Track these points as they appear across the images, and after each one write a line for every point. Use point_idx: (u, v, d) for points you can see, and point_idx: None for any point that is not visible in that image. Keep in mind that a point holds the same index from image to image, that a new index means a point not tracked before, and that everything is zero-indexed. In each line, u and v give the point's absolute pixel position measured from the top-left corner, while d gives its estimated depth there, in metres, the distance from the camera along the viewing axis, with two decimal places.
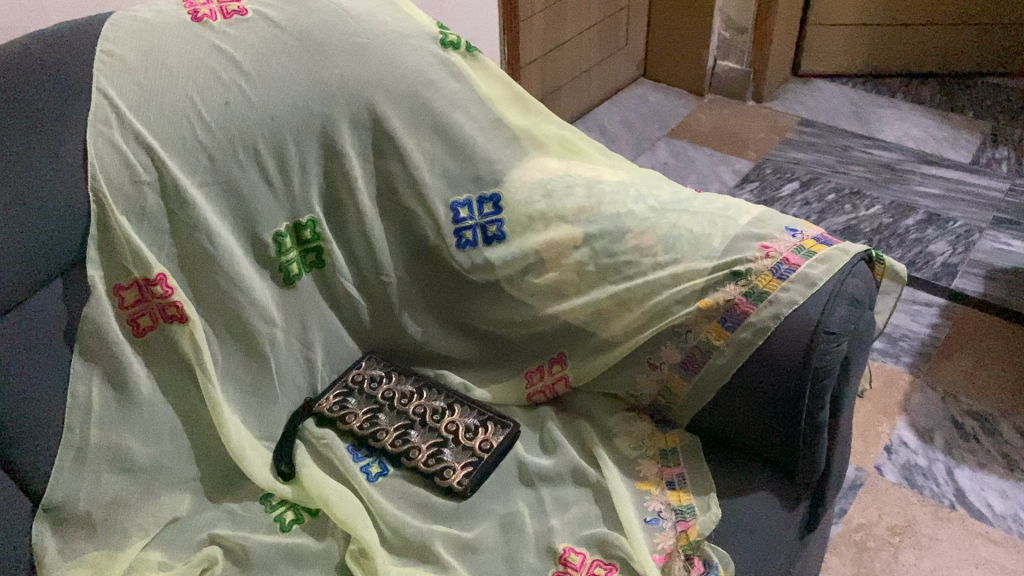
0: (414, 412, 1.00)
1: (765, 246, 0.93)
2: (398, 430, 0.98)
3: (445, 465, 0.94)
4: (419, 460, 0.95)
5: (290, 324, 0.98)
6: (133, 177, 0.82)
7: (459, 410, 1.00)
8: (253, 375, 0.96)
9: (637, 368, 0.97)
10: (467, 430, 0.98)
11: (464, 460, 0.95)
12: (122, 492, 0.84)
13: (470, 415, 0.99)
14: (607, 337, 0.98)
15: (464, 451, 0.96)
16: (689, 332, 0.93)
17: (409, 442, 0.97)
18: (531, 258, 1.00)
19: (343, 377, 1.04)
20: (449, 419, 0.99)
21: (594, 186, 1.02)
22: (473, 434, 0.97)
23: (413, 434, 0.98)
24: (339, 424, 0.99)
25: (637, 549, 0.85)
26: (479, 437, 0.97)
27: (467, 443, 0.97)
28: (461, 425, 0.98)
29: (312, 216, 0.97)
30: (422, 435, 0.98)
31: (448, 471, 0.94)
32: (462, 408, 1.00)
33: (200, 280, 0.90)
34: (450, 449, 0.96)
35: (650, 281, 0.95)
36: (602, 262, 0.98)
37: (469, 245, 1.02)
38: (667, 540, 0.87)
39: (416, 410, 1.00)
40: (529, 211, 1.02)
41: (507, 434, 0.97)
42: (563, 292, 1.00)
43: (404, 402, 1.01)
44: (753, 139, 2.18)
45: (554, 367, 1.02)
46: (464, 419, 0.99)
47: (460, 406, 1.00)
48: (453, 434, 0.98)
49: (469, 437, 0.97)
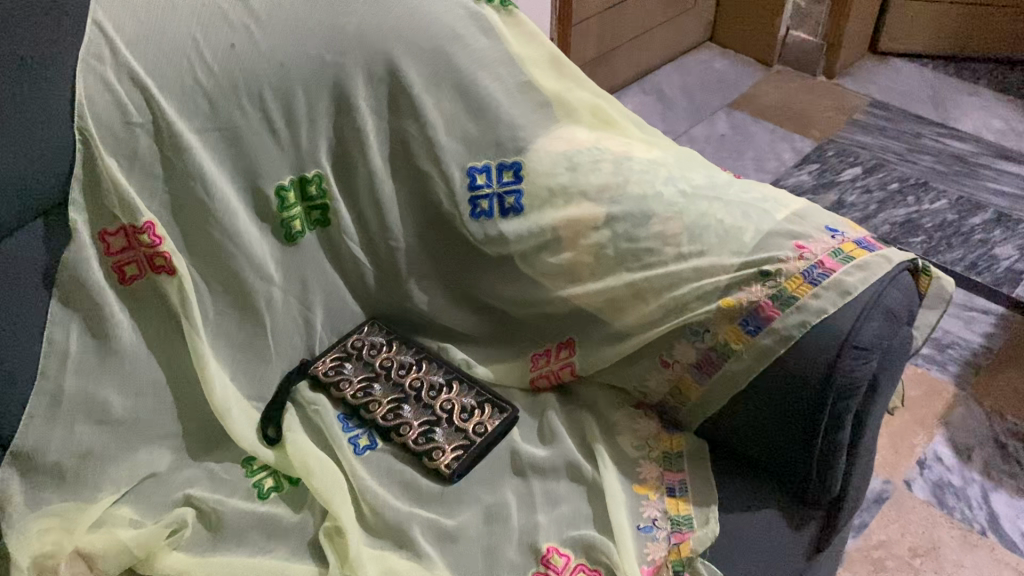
0: (410, 386, 0.95)
1: (799, 245, 0.85)
2: (391, 401, 0.94)
3: (434, 445, 0.90)
4: (409, 437, 0.91)
5: (289, 283, 0.94)
6: (125, 118, 0.78)
7: (457, 388, 0.95)
8: (245, 333, 0.92)
9: (647, 363, 0.91)
10: (463, 410, 0.93)
11: (455, 442, 0.90)
12: (97, 444, 0.82)
13: (468, 396, 0.95)
14: (619, 327, 0.91)
15: (456, 433, 0.91)
16: (708, 333, 0.86)
17: (401, 418, 0.92)
18: (548, 235, 0.95)
19: (342, 340, 1.00)
20: (446, 396, 0.94)
21: (622, 163, 0.95)
22: (468, 416, 0.93)
23: (406, 409, 0.93)
24: (332, 389, 0.95)
25: (624, 557, 0.80)
26: (475, 419, 0.92)
27: (460, 424, 0.92)
28: (457, 404, 0.94)
29: (319, 172, 0.92)
30: (415, 411, 0.93)
31: (437, 452, 0.89)
32: (460, 387, 0.95)
33: (193, 230, 0.85)
34: (442, 429, 0.91)
35: (670, 272, 0.88)
36: (622, 246, 0.91)
37: (483, 215, 0.96)
38: (658, 551, 0.81)
39: (412, 383, 0.95)
40: (551, 184, 0.96)
41: (504, 420, 0.92)
42: (577, 274, 0.93)
43: (401, 373, 0.97)
44: (820, 117, 2.06)
45: (561, 352, 0.96)
46: (461, 399, 0.94)
47: (459, 384, 0.96)
48: (447, 413, 0.93)
49: (464, 417, 0.92)
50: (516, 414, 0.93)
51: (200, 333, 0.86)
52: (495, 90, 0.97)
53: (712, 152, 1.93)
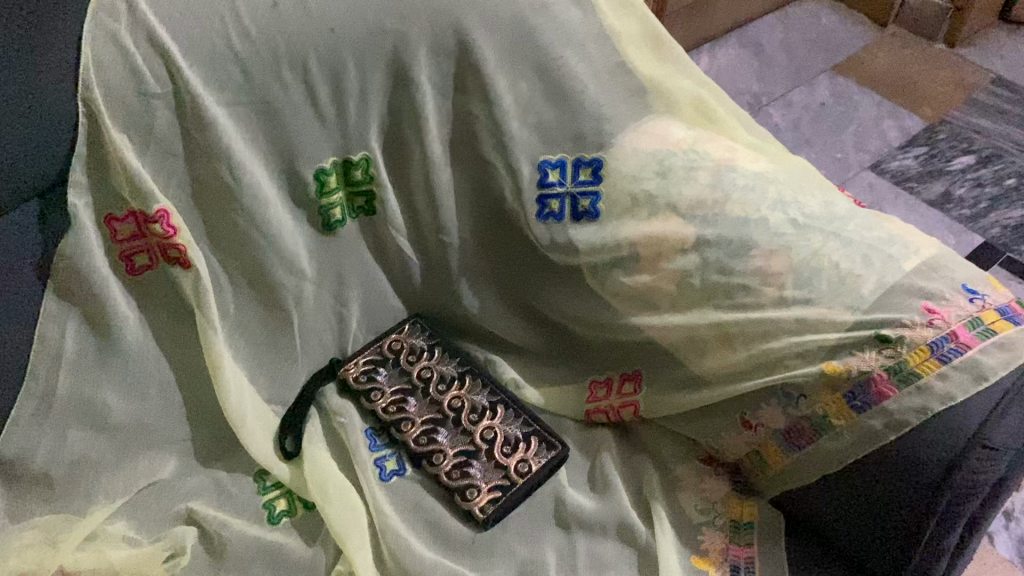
0: (449, 405, 0.84)
1: (928, 308, 0.70)
2: (426, 422, 0.83)
3: (469, 483, 0.79)
4: (442, 469, 0.80)
5: (323, 276, 0.82)
6: (141, 88, 0.65)
7: (502, 414, 0.83)
8: (269, 331, 0.81)
9: (724, 418, 0.78)
10: (506, 443, 0.82)
11: (493, 482, 0.79)
12: (91, 451, 0.73)
13: (514, 425, 0.83)
14: (698, 372, 0.79)
15: (496, 469, 0.80)
16: (803, 398, 0.73)
17: (435, 443, 0.81)
18: (624, 251, 0.81)
19: (379, 340, 0.88)
20: (489, 423, 0.83)
21: (723, 174, 0.80)
22: (511, 450, 0.81)
23: (442, 434, 0.82)
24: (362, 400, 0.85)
25: None
26: (518, 455, 0.81)
27: (501, 460, 0.80)
28: (500, 434, 0.82)
29: (366, 154, 0.78)
30: (452, 437, 0.82)
31: (472, 492, 0.79)
32: (505, 412, 0.84)
33: (217, 217, 0.74)
34: (481, 463, 0.80)
35: (766, 320, 0.74)
36: (712, 278, 0.77)
37: (552, 217, 0.83)
38: None
39: (452, 403, 0.84)
40: (636, 191, 0.81)
41: (552, 460, 0.81)
42: (654, 301, 0.80)
43: (440, 389, 0.85)
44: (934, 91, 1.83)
45: (624, 388, 0.84)
46: (505, 428, 0.83)
47: (504, 409, 0.84)
48: (487, 443, 0.81)
49: (506, 452, 0.81)
50: (566, 453, 0.82)
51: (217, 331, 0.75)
52: (582, 73, 0.82)
53: (809, 122, 1.74)
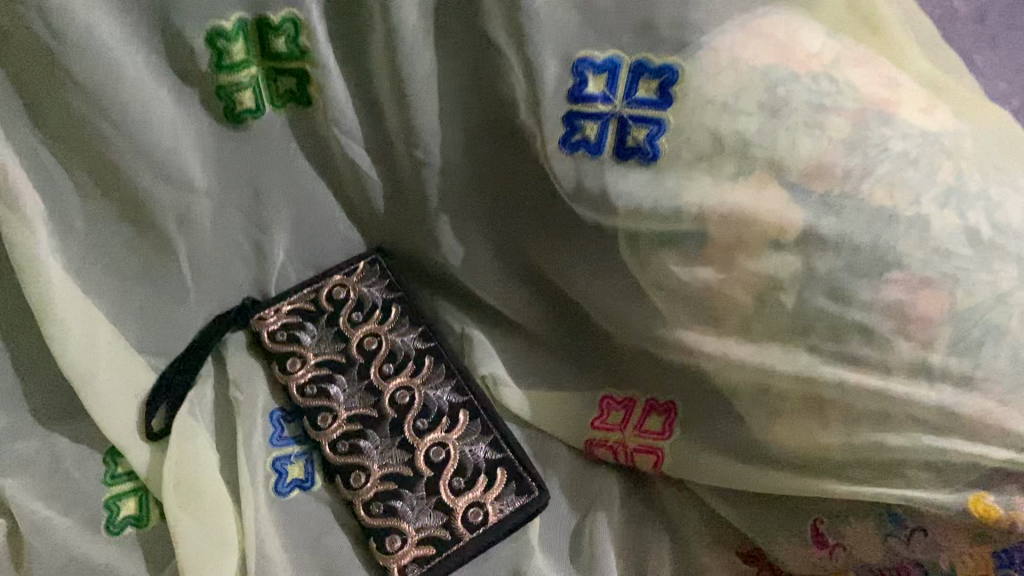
0: (392, 400, 0.59)
1: None
2: (352, 419, 0.59)
3: (393, 526, 0.55)
4: (361, 496, 0.56)
5: (226, 184, 0.56)
6: None
7: (463, 425, 0.58)
8: (141, 255, 0.55)
9: (787, 515, 0.51)
10: (458, 472, 0.57)
11: (426, 532, 0.55)
12: None
13: (476, 446, 0.58)
14: (762, 436, 0.51)
15: (434, 511, 0.56)
16: (922, 534, 0.45)
17: (359, 454, 0.57)
18: (685, 225, 0.50)
19: (316, 282, 0.63)
20: (441, 439, 0.58)
21: (872, 125, 0.48)
22: (465, 485, 0.56)
23: (372, 441, 0.58)
24: (274, 368, 0.61)
25: None
26: (470, 496, 0.56)
27: (446, 498, 0.56)
28: (454, 458, 0.57)
29: (293, 14, 0.49)
30: (385, 449, 0.58)
31: (392, 540, 0.55)
32: (469, 424, 0.59)
33: (35, 89, 0.47)
34: (415, 498, 0.56)
35: (887, 395, 0.45)
36: (813, 302, 0.47)
37: (585, 147, 0.52)
38: None
39: (395, 396, 0.59)
40: (724, 132, 0.49)
41: (521, 511, 0.56)
42: (714, 311, 0.51)
43: (386, 372, 0.60)
44: None
45: (647, 423, 0.57)
46: (462, 450, 0.57)
47: (468, 419, 0.59)
48: (431, 469, 0.57)
49: (455, 487, 0.56)
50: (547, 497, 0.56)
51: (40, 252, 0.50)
52: None
53: None
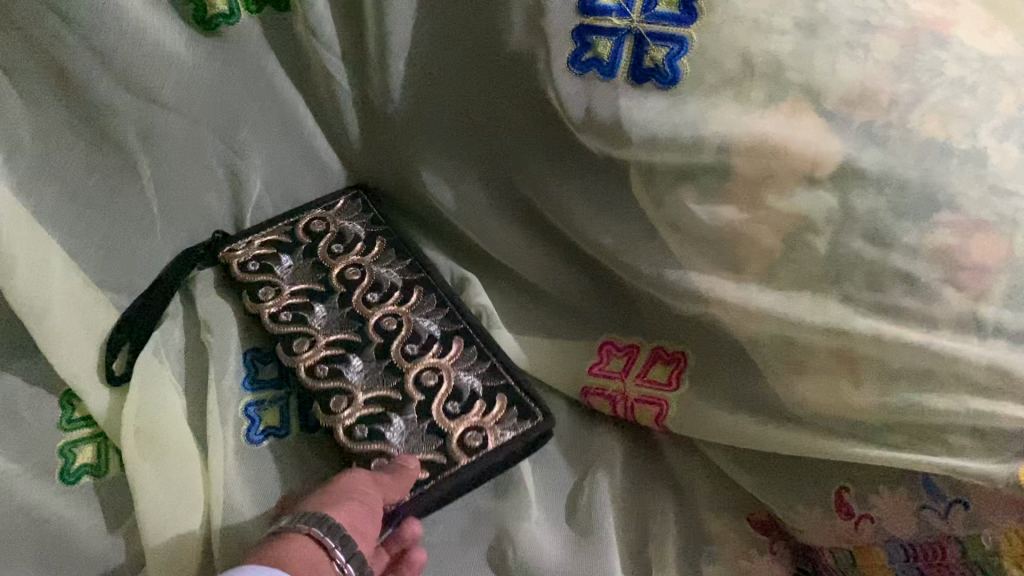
0: (378, 325, 0.54)
1: None
2: (331, 344, 0.53)
3: (379, 448, 0.48)
4: (339, 421, 0.50)
5: (190, 100, 0.50)
6: None
7: (457, 352, 0.53)
8: (101, 178, 0.51)
9: (806, 483, 0.46)
10: (453, 397, 0.51)
11: (417, 456, 0.49)
12: None
13: (471, 372, 0.52)
14: (784, 393, 0.45)
15: (427, 435, 0.49)
16: (965, 507, 0.39)
17: (339, 378, 0.51)
18: (706, 157, 0.45)
19: (294, 215, 0.59)
20: (431, 363, 0.52)
21: (922, 48, 0.43)
22: (460, 409, 0.50)
23: (354, 365, 0.52)
24: (246, 296, 0.55)
25: None
26: (467, 420, 0.50)
27: (439, 420, 0.50)
28: (447, 382, 0.51)
29: None
30: (368, 373, 0.52)
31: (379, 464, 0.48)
32: (464, 351, 0.53)
33: None
34: (403, 421, 0.50)
35: (931, 355, 0.40)
36: (851, 246, 0.42)
37: (597, 70, 0.47)
38: None
39: (379, 322, 0.54)
40: (754, 52, 0.44)
41: (526, 435, 0.50)
42: (736, 254, 0.45)
43: (372, 297, 0.55)
44: None
45: (651, 372, 0.52)
46: (457, 375, 0.52)
47: (462, 346, 0.53)
48: (421, 393, 0.51)
49: (449, 411, 0.50)
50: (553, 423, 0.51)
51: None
52: None
53: None
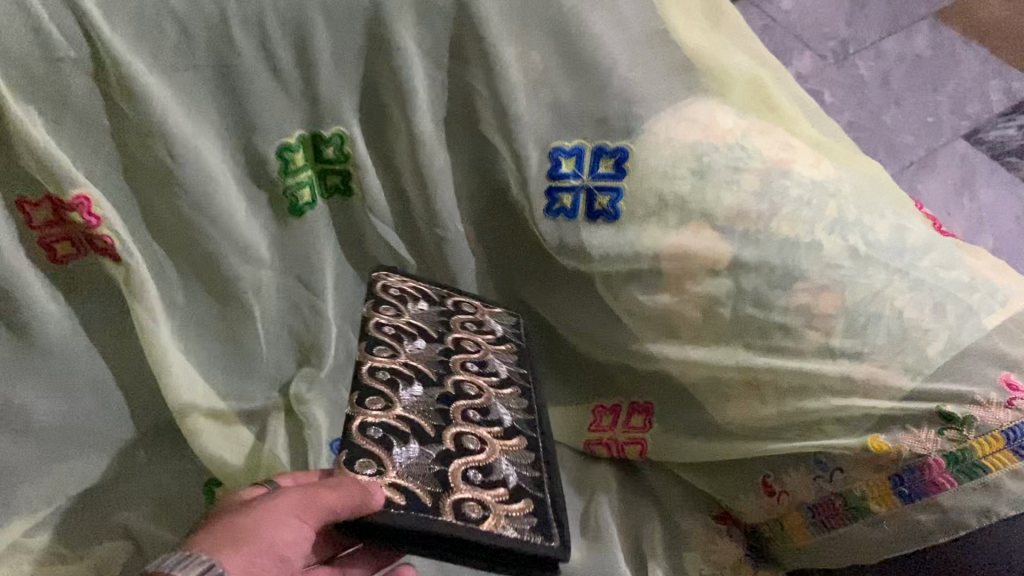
0: (456, 382, 0.61)
1: (1009, 382, 0.56)
2: (407, 367, 0.60)
3: (381, 457, 0.53)
4: (371, 411, 0.56)
5: (285, 264, 0.71)
6: (46, 51, 0.53)
7: (510, 447, 0.59)
8: (227, 323, 0.70)
9: (743, 478, 0.66)
10: (481, 470, 0.56)
11: (405, 482, 0.52)
12: (14, 457, 0.65)
13: (519, 471, 0.57)
14: (717, 417, 0.66)
15: (431, 478, 0.53)
16: (840, 472, 0.60)
17: (394, 383, 0.58)
18: (644, 264, 0.67)
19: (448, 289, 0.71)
20: (482, 437, 0.58)
21: (774, 180, 0.66)
22: (479, 485, 0.54)
23: (413, 393, 0.59)
24: (370, 300, 0.65)
25: None
26: (479, 496, 0.54)
27: (451, 476, 0.54)
28: (484, 455, 0.57)
29: (340, 130, 0.66)
30: (422, 399, 0.58)
31: (366, 465, 0.52)
32: (514, 450, 0.59)
33: (156, 203, 0.62)
34: (419, 451, 0.55)
35: (805, 373, 0.61)
36: (745, 311, 0.64)
37: (563, 214, 0.70)
38: None
39: (462, 384, 0.62)
40: (666, 193, 0.67)
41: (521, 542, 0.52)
42: (675, 327, 0.67)
43: (462, 364, 0.63)
44: None
45: (631, 421, 0.73)
46: (496, 459, 0.57)
47: (514, 442, 0.60)
48: (456, 451, 0.56)
49: (467, 479, 0.54)
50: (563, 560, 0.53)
51: (159, 313, 0.65)
52: (611, 43, 0.68)
53: (901, 77, 1.53)
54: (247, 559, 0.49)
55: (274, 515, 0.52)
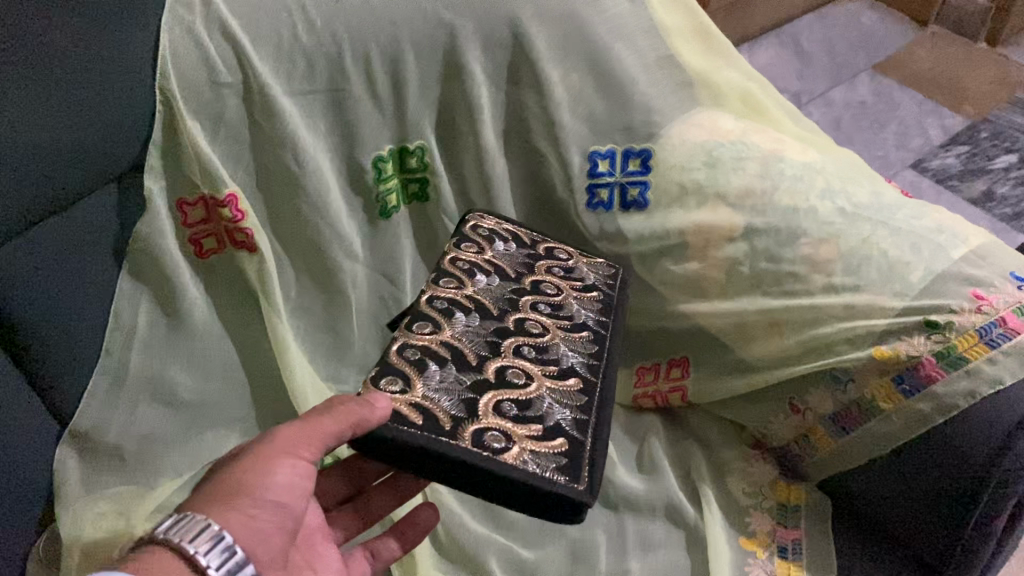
0: (518, 320, 0.70)
1: (977, 294, 0.71)
2: (468, 298, 0.70)
3: (414, 373, 0.62)
4: (421, 330, 0.65)
5: (375, 261, 0.84)
6: (212, 77, 0.68)
7: (560, 388, 0.65)
8: (329, 315, 0.83)
9: (774, 405, 0.80)
10: (519, 407, 0.62)
11: (430, 402, 0.60)
12: (161, 427, 0.76)
13: (563, 413, 0.63)
14: (746, 356, 0.80)
15: (457, 405, 0.60)
16: (852, 383, 0.74)
17: (450, 311, 0.68)
18: (673, 240, 0.82)
19: (536, 234, 0.81)
20: (529, 372, 0.65)
21: (772, 165, 0.82)
22: (511, 420, 0.61)
23: (467, 322, 0.68)
24: (456, 237, 0.76)
25: None
26: (505, 431, 0.60)
27: (483, 408, 0.61)
28: (527, 393, 0.63)
29: (422, 143, 0.81)
30: (472, 329, 0.67)
31: (392, 382, 0.61)
32: (567, 390, 0.65)
33: (281, 204, 0.76)
34: (453, 375, 0.63)
35: (815, 306, 0.75)
36: (761, 265, 0.79)
37: (601, 206, 0.85)
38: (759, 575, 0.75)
39: (525, 322, 0.70)
40: (685, 181, 0.83)
41: (538, 478, 0.57)
42: (703, 288, 0.82)
43: (529, 306, 0.72)
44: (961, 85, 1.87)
45: (671, 373, 0.87)
46: (541, 395, 0.64)
47: (567, 384, 0.66)
48: (496, 385, 0.63)
49: (500, 414, 0.61)
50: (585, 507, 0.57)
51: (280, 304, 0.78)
52: (631, 66, 0.85)
53: (849, 119, 1.74)
54: (246, 513, 0.54)
55: (267, 462, 0.56)
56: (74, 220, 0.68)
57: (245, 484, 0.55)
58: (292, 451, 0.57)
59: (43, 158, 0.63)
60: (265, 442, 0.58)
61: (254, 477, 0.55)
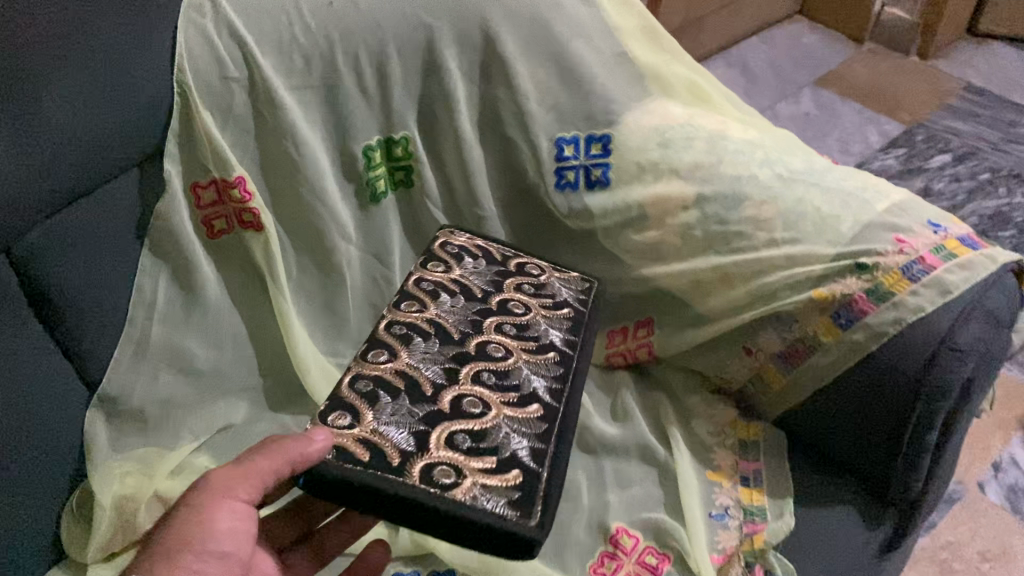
0: (480, 342, 0.75)
1: (899, 239, 0.81)
2: (427, 323, 0.76)
3: (368, 406, 0.67)
4: (381, 357, 0.72)
5: (367, 245, 0.93)
6: (222, 72, 0.78)
7: (519, 412, 0.69)
8: (326, 293, 0.91)
9: (730, 351, 0.90)
10: (471, 436, 0.66)
11: (379, 438, 0.65)
12: (178, 393, 0.84)
13: (522, 439, 0.67)
14: (703, 310, 0.90)
15: (405, 437, 0.65)
16: (796, 323, 0.84)
17: (409, 337, 0.74)
18: (634, 212, 0.92)
19: (510, 253, 0.87)
20: (485, 399, 0.70)
21: (718, 142, 0.93)
22: (461, 452, 0.65)
23: (426, 347, 0.73)
24: (426, 258, 0.83)
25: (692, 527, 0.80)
26: (454, 461, 0.64)
27: (433, 441, 0.65)
28: (483, 419, 0.68)
29: (406, 133, 0.90)
30: (432, 355, 0.73)
31: (341, 417, 0.66)
32: (529, 414, 0.70)
33: (281, 187, 0.85)
34: (405, 405, 0.68)
35: (760, 258, 0.85)
36: (712, 228, 0.89)
37: (568, 186, 0.95)
38: (729, 539, 0.81)
39: (489, 343, 0.75)
40: (641, 160, 0.93)
41: (483, 508, 0.61)
42: (662, 252, 0.92)
43: (490, 325, 0.77)
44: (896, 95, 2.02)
45: (638, 332, 0.96)
46: (497, 420, 0.68)
47: (526, 409, 0.70)
48: (448, 414, 0.68)
49: (450, 443, 0.66)
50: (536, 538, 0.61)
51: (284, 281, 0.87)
52: (589, 61, 0.96)
53: (795, 129, 1.87)
54: (192, 565, 0.59)
55: (205, 510, 0.61)
56: (98, 204, 0.75)
57: (186, 536, 0.59)
58: (230, 495, 0.62)
59: (85, 139, 0.70)
60: (203, 487, 0.62)
61: (196, 531, 0.60)
